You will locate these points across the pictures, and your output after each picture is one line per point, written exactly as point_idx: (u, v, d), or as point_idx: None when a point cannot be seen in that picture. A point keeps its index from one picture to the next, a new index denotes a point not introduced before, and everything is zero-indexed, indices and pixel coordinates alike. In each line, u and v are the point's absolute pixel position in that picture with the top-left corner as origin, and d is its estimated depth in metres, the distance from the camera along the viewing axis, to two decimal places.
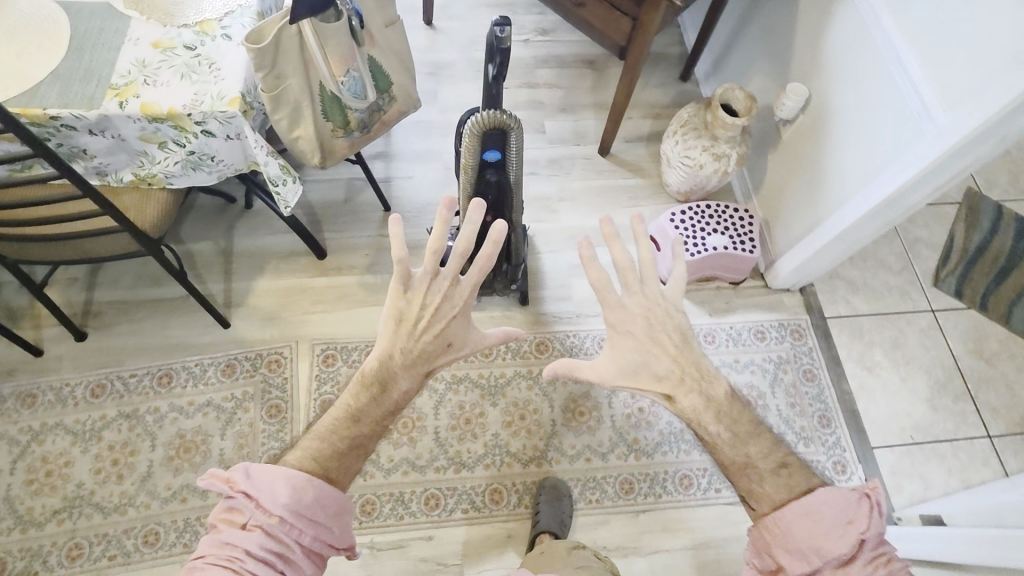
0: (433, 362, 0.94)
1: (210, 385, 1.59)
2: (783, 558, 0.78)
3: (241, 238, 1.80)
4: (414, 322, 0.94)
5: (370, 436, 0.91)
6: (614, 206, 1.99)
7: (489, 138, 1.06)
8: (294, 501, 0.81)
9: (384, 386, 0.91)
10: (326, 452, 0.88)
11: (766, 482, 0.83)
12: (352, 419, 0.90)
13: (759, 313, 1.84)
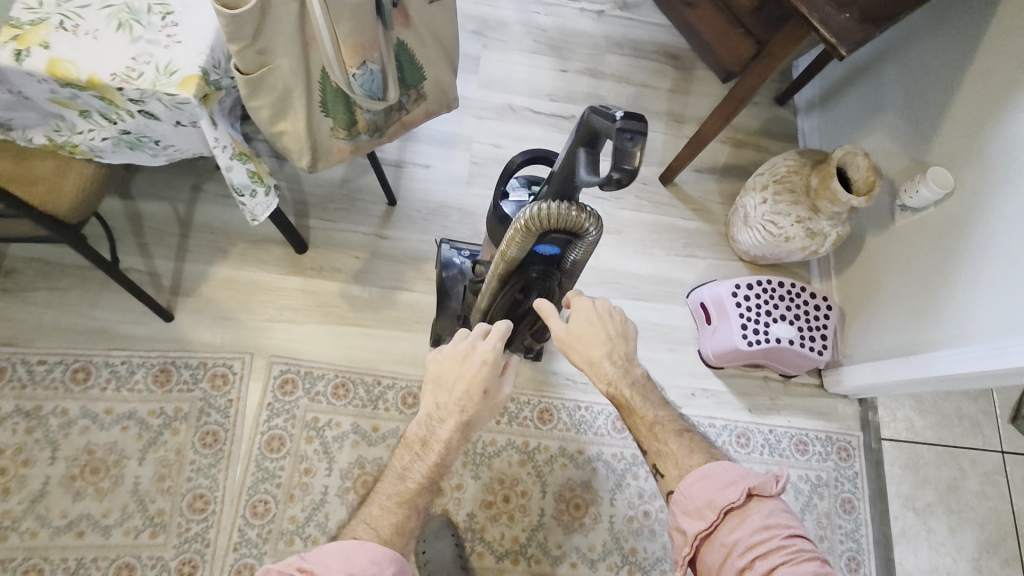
0: (472, 410, 0.84)
1: (136, 393, 1.29)
2: (686, 520, 0.78)
3: (206, 207, 1.45)
4: (447, 380, 0.85)
5: (421, 491, 0.81)
6: (664, 252, 1.64)
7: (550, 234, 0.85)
8: (350, 567, 0.66)
9: (425, 451, 0.82)
10: (376, 513, 0.76)
11: (673, 442, 0.87)
12: (399, 477, 0.82)
13: (804, 420, 1.55)
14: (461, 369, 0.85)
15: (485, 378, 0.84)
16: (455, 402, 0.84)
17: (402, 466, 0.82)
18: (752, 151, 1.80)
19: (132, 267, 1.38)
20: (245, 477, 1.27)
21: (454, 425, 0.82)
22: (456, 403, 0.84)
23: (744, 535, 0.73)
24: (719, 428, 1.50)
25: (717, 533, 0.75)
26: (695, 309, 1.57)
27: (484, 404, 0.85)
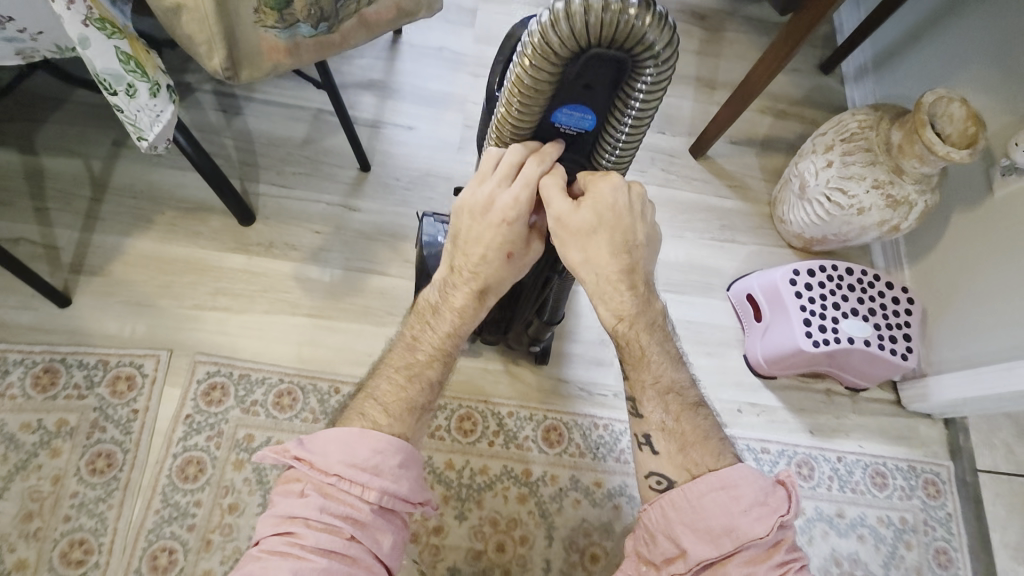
0: (491, 279, 0.60)
1: (6, 401, 0.96)
2: (685, 537, 0.53)
3: (128, 166, 1.14)
4: (463, 242, 0.59)
5: (433, 363, 0.61)
6: (698, 236, 1.34)
7: (582, 72, 0.51)
8: (350, 457, 0.51)
9: (430, 326, 0.62)
10: (383, 387, 0.59)
11: (687, 423, 0.60)
12: (408, 347, 0.62)
13: (879, 446, 1.24)
14: (480, 228, 0.58)
15: (510, 239, 0.58)
16: (470, 270, 0.60)
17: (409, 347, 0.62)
18: (796, 123, 1.53)
19: (23, 237, 1.06)
20: (146, 515, 0.94)
21: (466, 301, 0.61)
22: (473, 269, 0.59)
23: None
24: (775, 455, 1.18)
25: (726, 566, 0.51)
26: (740, 304, 1.27)
27: (512, 269, 0.60)
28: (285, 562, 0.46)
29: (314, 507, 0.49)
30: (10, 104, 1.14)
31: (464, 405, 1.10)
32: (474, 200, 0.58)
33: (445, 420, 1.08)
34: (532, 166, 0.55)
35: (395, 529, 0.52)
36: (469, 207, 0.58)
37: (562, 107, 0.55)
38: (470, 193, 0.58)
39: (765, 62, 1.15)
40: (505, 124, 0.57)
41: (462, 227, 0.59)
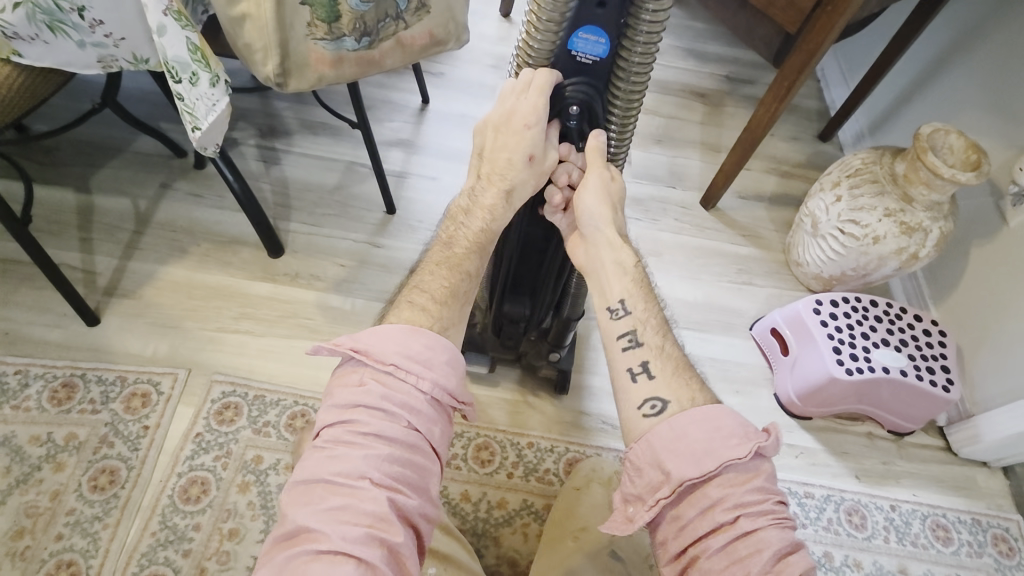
0: (515, 184, 0.63)
1: (20, 414, 0.95)
2: (669, 461, 0.52)
3: (171, 204, 1.22)
4: (489, 154, 0.64)
5: (472, 253, 0.64)
6: (717, 278, 1.34)
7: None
8: (405, 350, 0.52)
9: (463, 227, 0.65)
10: (429, 278, 0.60)
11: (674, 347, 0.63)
12: (445, 245, 0.65)
13: (934, 495, 1.12)
14: (504, 137, 0.62)
15: (529, 143, 0.61)
16: (495, 176, 0.63)
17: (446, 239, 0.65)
18: (802, 183, 1.57)
19: (65, 262, 1.12)
20: (141, 538, 0.88)
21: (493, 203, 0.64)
22: (499, 173, 0.63)
23: (746, 509, 0.49)
24: (821, 501, 1.08)
25: (707, 488, 0.51)
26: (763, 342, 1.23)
27: (534, 174, 0.63)
28: (353, 448, 0.47)
29: (375, 397, 0.49)
30: (73, 154, 1.25)
31: (482, 435, 1.05)
32: (496, 115, 0.62)
33: (462, 449, 1.03)
34: (540, 76, 0.59)
35: (447, 421, 0.53)
36: (498, 121, 0.62)
37: (580, 29, 0.57)
38: (500, 107, 0.62)
39: (765, 104, 1.24)
40: (527, 53, 0.60)
41: (491, 140, 0.64)
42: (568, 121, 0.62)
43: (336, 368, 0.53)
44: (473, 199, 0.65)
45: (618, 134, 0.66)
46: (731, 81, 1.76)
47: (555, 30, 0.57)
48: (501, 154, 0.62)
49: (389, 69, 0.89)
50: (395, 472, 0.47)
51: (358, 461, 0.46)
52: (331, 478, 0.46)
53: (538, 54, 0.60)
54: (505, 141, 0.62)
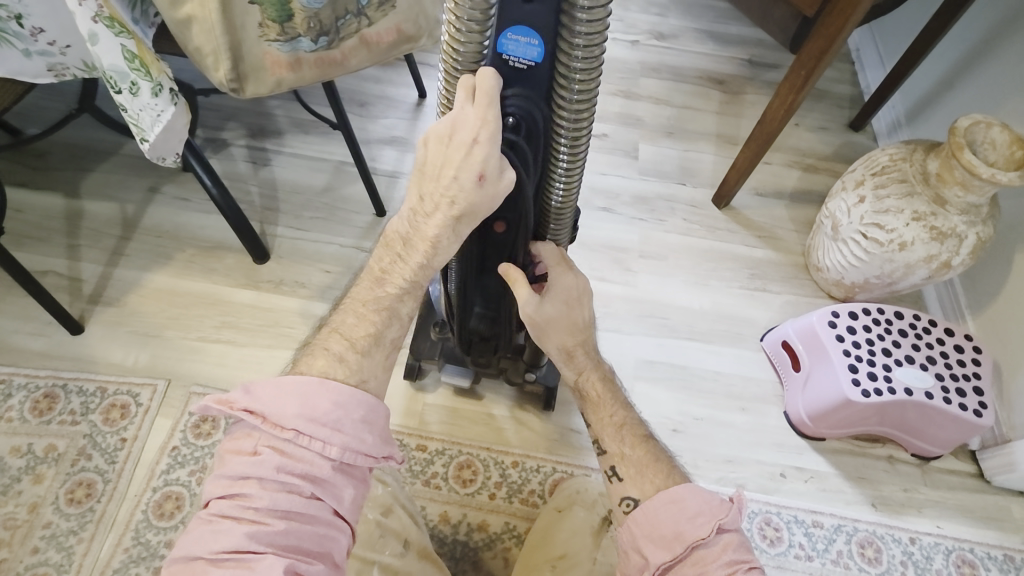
0: (465, 206, 0.54)
1: (2, 424, 0.96)
2: (644, 548, 0.52)
3: (157, 209, 1.21)
4: (430, 170, 0.54)
5: (403, 297, 0.58)
6: (725, 283, 1.25)
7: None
8: (311, 411, 0.48)
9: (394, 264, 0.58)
10: (350, 321, 0.56)
11: (642, 449, 0.60)
12: (378, 280, 0.59)
13: (961, 526, 1.02)
14: (451, 152, 0.52)
15: (479, 160, 0.52)
16: (440, 198, 0.54)
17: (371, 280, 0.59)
18: (827, 178, 1.44)
19: (52, 269, 1.12)
20: (113, 553, 0.87)
21: (441, 233, 0.56)
22: (444, 195, 0.54)
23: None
24: (831, 532, 0.99)
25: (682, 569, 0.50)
26: (774, 356, 1.14)
27: (486, 197, 0.54)
28: (244, 520, 0.44)
29: (269, 466, 0.46)
30: (64, 157, 1.25)
31: (464, 453, 1.00)
32: (438, 126, 0.53)
33: (441, 468, 0.99)
34: (485, 83, 0.51)
35: (359, 483, 0.49)
36: (444, 134, 0.52)
37: (508, 30, 0.52)
38: (447, 118, 0.53)
39: (779, 96, 1.13)
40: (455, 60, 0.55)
41: (433, 154, 0.54)
42: (505, 134, 0.56)
43: (229, 430, 0.49)
44: (414, 225, 0.57)
45: (568, 149, 0.60)
46: (753, 66, 1.63)
47: (479, 31, 0.52)
48: (445, 173, 0.53)
49: (355, 70, 0.83)
50: (292, 544, 0.44)
51: (242, 538, 0.43)
52: (214, 554, 0.43)
53: (465, 58, 0.55)
54: (447, 157, 0.53)
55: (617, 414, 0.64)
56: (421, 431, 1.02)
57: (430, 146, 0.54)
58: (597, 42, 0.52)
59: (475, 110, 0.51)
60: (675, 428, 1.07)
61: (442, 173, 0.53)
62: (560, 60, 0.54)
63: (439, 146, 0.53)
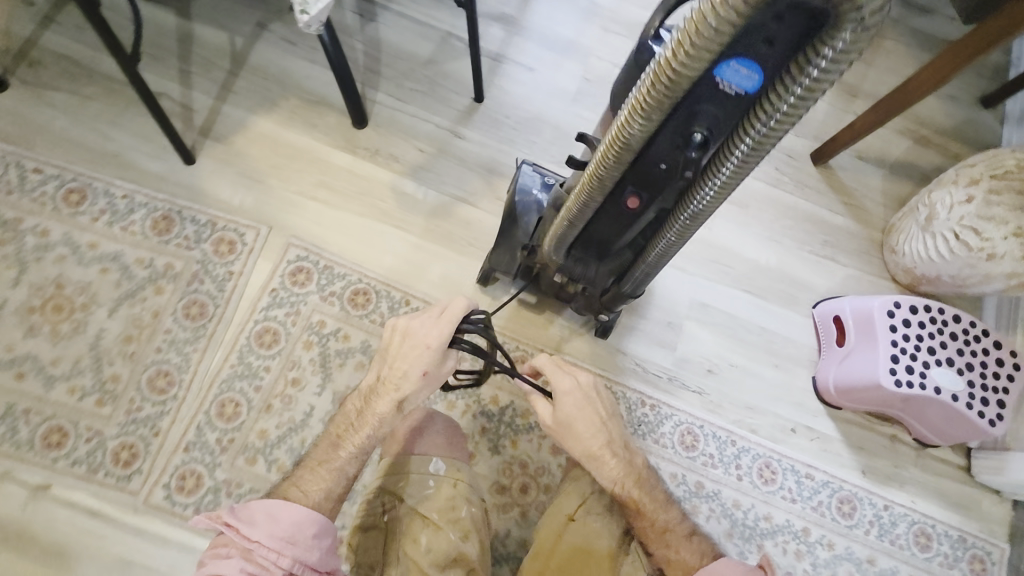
0: (405, 391, 0.73)
1: (127, 235, 1.07)
2: None
3: (265, 48, 1.20)
4: (392, 357, 0.74)
5: (352, 459, 0.74)
6: (798, 245, 1.26)
7: (759, 33, 0.47)
8: (274, 527, 0.64)
9: (361, 419, 0.75)
10: (309, 477, 0.73)
11: (683, 552, 0.79)
12: (333, 443, 0.75)
13: (932, 506, 1.15)
14: (406, 349, 0.73)
15: (428, 361, 0.72)
16: (397, 377, 0.73)
17: (349, 414, 0.76)
18: (939, 155, 1.37)
19: (165, 92, 1.16)
20: (222, 366, 1.04)
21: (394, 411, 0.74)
22: (393, 384, 0.73)
23: None
24: (818, 483, 1.12)
25: None
26: (823, 325, 1.20)
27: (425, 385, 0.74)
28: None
29: (236, 566, 0.61)
30: None
31: (520, 349, 1.12)
32: (405, 328, 0.75)
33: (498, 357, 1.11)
34: (455, 306, 0.74)
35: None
36: (413, 337, 0.73)
37: (732, 58, 0.50)
38: (424, 325, 0.73)
39: (936, 64, 1.05)
40: (658, 78, 0.52)
41: (406, 348, 0.74)
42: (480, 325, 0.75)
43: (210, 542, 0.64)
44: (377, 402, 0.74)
45: (728, 181, 0.59)
46: (907, 6, 1.46)
47: (703, 60, 0.48)
48: (398, 367, 0.73)
49: None
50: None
51: None
52: None
53: (678, 77, 0.50)
54: (412, 353, 0.73)
55: (660, 520, 0.81)
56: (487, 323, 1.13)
57: (402, 341, 0.74)
58: (812, 105, 0.48)
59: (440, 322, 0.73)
60: (710, 369, 1.17)
61: (404, 365, 0.73)
62: (763, 113, 0.51)
63: (407, 349, 0.73)
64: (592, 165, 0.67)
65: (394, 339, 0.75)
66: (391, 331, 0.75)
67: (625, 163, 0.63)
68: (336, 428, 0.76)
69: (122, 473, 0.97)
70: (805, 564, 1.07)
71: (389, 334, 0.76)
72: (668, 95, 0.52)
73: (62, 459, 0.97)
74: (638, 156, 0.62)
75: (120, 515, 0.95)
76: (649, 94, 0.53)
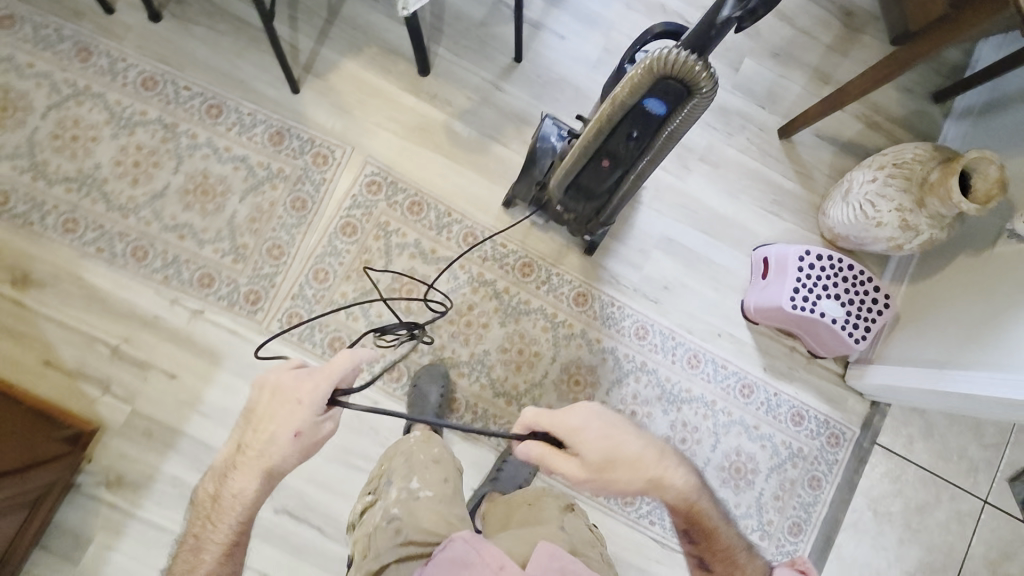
0: (273, 453, 0.81)
1: (251, 143, 1.46)
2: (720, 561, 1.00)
3: (354, 2, 1.53)
4: (259, 411, 0.83)
5: (213, 562, 0.85)
6: (751, 200, 1.64)
7: (669, 85, 0.84)
8: None
9: (219, 503, 0.86)
10: (209, 536, 0.86)
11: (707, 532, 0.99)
12: (194, 548, 0.86)
13: (810, 398, 1.60)
14: (274, 404, 0.83)
15: (303, 419, 0.81)
16: (257, 460, 0.82)
17: (206, 498, 0.88)
18: (882, 138, 1.70)
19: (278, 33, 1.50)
20: (318, 245, 1.46)
21: (267, 480, 0.83)
22: (257, 454, 0.82)
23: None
24: (730, 372, 1.58)
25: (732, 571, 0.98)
26: (756, 263, 1.60)
27: (298, 448, 0.81)
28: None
29: None
30: None
31: (528, 256, 1.54)
32: (273, 383, 0.84)
33: (512, 260, 1.53)
34: (338, 358, 0.84)
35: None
36: (295, 384, 0.83)
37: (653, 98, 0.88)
38: (302, 374, 0.84)
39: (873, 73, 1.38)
40: (615, 99, 0.89)
41: (280, 400, 0.83)
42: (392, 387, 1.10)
43: None
44: (233, 485, 0.84)
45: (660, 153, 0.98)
46: None
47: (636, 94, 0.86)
48: (262, 430, 0.82)
49: None
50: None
51: None
52: None
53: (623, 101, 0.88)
54: (283, 409, 0.82)
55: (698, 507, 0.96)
56: (507, 235, 1.54)
57: (277, 387, 0.84)
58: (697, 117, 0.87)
59: (318, 381, 0.82)
60: (666, 286, 1.58)
61: (272, 438, 0.81)
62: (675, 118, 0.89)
63: (282, 403, 0.82)
64: (578, 145, 1.05)
65: (267, 391, 0.84)
66: (264, 384, 0.84)
67: (598, 144, 1.01)
68: (200, 503, 0.89)
69: (251, 309, 1.43)
70: (708, 425, 1.55)
71: (262, 382, 0.84)
72: (620, 111, 0.90)
73: (211, 296, 1.42)
74: (606, 142, 1.01)
75: (250, 337, 1.42)
76: (609, 108, 0.91)
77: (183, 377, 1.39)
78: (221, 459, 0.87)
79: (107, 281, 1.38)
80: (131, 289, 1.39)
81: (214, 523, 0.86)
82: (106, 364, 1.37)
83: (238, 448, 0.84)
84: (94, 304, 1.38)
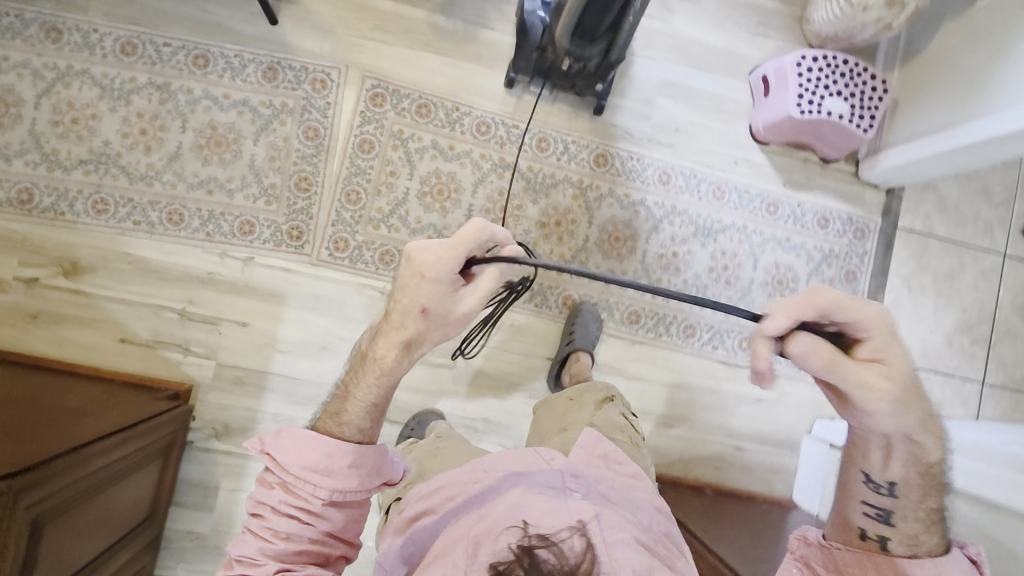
0: (411, 326, 0.76)
1: (247, 84, 1.46)
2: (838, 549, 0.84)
3: None
4: (402, 286, 0.76)
5: (376, 387, 0.79)
6: (737, 27, 1.67)
7: None
8: (306, 462, 0.74)
9: (369, 363, 0.79)
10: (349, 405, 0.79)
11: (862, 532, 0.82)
12: (347, 395, 0.80)
13: (832, 201, 1.69)
14: (416, 278, 0.75)
15: (438, 291, 0.74)
16: (404, 325, 0.76)
17: (361, 357, 0.81)
18: None
19: None
20: (341, 169, 1.48)
21: (407, 351, 0.78)
22: (403, 323, 0.76)
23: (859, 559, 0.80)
24: (753, 195, 1.65)
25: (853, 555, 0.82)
26: (756, 85, 1.64)
27: (432, 323, 0.76)
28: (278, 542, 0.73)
29: (274, 498, 0.74)
30: None
31: (541, 131, 1.57)
32: (413, 252, 0.75)
33: (528, 139, 1.56)
34: (482, 229, 0.73)
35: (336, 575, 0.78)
36: (437, 260, 0.74)
37: None
38: (438, 249, 0.74)
39: None
40: None
41: (422, 270, 0.74)
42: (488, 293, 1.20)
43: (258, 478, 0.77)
44: (380, 346, 0.78)
45: None
46: None
47: None
48: (408, 301, 0.75)
49: None
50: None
51: (254, 550, 0.73)
52: (240, 557, 0.74)
53: None
54: (412, 284, 0.75)
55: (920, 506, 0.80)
56: (517, 116, 1.56)
57: (417, 259, 0.75)
58: None
59: (465, 254, 0.74)
60: (677, 129, 1.63)
61: (414, 307, 0.75)
62: None
63: (422, 274, 0.74)
64: None
65: (411, 260, 0.75)
66: (411, 250, 0.76)
67: None
68: (351, 369, 0.82)
69: (296, 245, 1.47)
70: (744, 248, 1.64)
71: (410, 251, 0.76)
72: None
73: (255, 242, 1.45)
74: None
75: (304, 271, 1.46)
76: None
77: (253, 322, 1.45)
78: (373, 331, 0.80)
79: (153, 251, 1.41)
80: (180, 253, 1.42)
81: (350, 396, 0.79)
82: (179, 329, 1.42)
83: (386, 319, 0.78)
84: (150, 275, 1.41)
